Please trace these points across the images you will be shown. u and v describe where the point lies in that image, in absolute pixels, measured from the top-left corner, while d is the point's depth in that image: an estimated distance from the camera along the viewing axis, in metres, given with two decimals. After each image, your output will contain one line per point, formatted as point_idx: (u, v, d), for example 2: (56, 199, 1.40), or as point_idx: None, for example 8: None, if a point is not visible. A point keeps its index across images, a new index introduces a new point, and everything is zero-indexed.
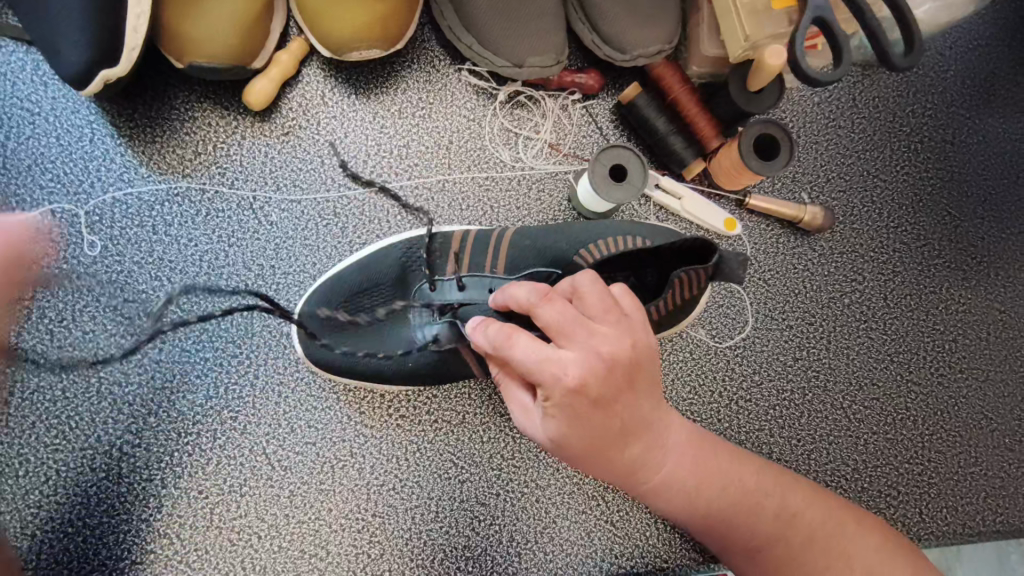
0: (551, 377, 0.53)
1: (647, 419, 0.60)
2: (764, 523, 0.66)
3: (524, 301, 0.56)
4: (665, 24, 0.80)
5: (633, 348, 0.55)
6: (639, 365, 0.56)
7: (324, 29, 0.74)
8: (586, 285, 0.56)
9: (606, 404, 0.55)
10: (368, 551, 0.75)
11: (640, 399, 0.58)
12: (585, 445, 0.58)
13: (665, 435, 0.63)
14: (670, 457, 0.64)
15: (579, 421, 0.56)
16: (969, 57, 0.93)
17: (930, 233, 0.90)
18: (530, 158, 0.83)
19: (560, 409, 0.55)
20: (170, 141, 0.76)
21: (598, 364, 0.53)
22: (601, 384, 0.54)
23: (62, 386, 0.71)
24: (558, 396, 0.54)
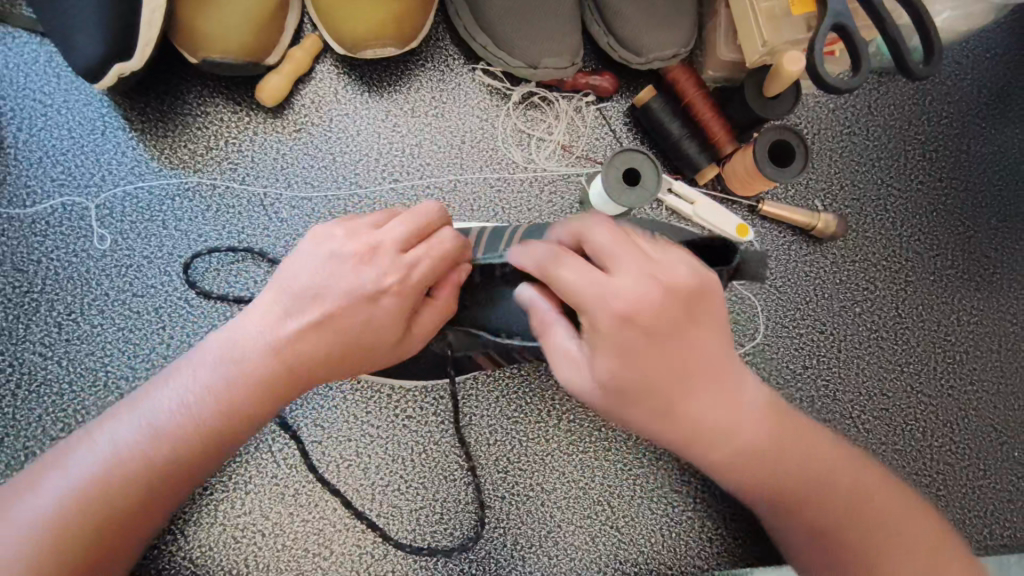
0: (601, 310, 0.48)
1: (714, 367, 0.52)
2: (832, 501, 0.56)
3: (590, 246, 0.51)
4: (682, 27, 0.79)
5: (691, 281, 0.50)
6: (697, 298, 0.50)
7: (338, 26, 0.74)
8: (614, 233, 0.51)
9: (660, 337, 0.49)
10: (373, 552, 0.74)
11: (702, 335, 0.51)
12: (639, 394, 0.50)
13: (733, 393, 0.53)
14: (740, 418, 0.53)
15: (632, 357, 0.49)
16: (986, 67, 0.92)
17: (943, 243, 0.90)
18: (542, 159, 0.83)
19: (609, 336, 0.49)
20: (182, 135, 0.76)
21: (654, 291, 0.49)
22: (659, 316, 0.49)
23: (70, 379, 0.71)
24: (612, 329, 0.48)
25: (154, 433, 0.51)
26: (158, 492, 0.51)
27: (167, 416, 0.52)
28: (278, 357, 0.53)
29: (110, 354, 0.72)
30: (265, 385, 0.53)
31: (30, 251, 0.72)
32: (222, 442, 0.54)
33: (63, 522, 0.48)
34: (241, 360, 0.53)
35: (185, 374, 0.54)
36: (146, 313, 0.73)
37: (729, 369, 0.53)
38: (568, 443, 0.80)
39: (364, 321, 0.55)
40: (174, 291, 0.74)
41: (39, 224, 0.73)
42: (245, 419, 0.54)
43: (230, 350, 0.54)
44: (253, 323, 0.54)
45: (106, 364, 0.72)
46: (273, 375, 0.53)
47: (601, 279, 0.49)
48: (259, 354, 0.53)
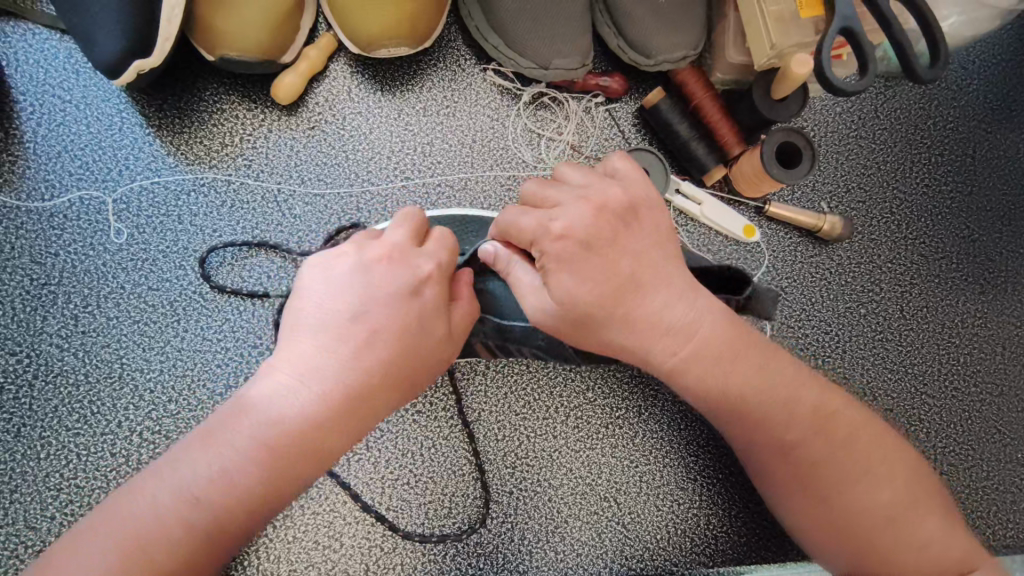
0: (551, 236, 0.56)
1: (669, 277, 0.58)
2: (800, 420, 0.59)
3: (529, 192, 0.60)
4: (691, 30, 0.80)
5: (626, 202, 0.58)
6: (631, 215, 0.58)
7: (353, 27, 0.75)
8: (585, 171, 0.60)
9: (603, 246, 0.56)
10: (381, 545, 0.75)
11: (646, 246, 0.58)
12: (597, 296, 0.56)
13: (693, 302, 0.58)
14: (700, 328, 0.58)
15: (582, 270, 0.56)
16: (991, 72, 0.93)
17: (948, 246, 0.91)
18: (552, 159, 0.84)
19: (562, 256, 0.56)
20: (198, 132, 0.77)
21: (592, 209, 0.57)
22: (603, 230, 0.57)
23: (85, 370, 0.72)
24: (562, 243, 0.56)
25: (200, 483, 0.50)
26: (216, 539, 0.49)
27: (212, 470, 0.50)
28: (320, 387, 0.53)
29: (125, 347, 0.73)
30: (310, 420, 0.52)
31: (47, 244, 0.74)
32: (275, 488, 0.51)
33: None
34: (286, 400, 0.53)
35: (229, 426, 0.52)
36: (161, 306, 0.74)
37: (685, 279, 0.58)
38: (575, 440, 0.80)
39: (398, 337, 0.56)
40: (188, 285, 0.75)
41: (57, 217, 0.74)
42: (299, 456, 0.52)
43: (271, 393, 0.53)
44: (288, 364, 0.54)
45: (122, 356, 0.73)
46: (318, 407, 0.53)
47: (544, 213, 0.57)
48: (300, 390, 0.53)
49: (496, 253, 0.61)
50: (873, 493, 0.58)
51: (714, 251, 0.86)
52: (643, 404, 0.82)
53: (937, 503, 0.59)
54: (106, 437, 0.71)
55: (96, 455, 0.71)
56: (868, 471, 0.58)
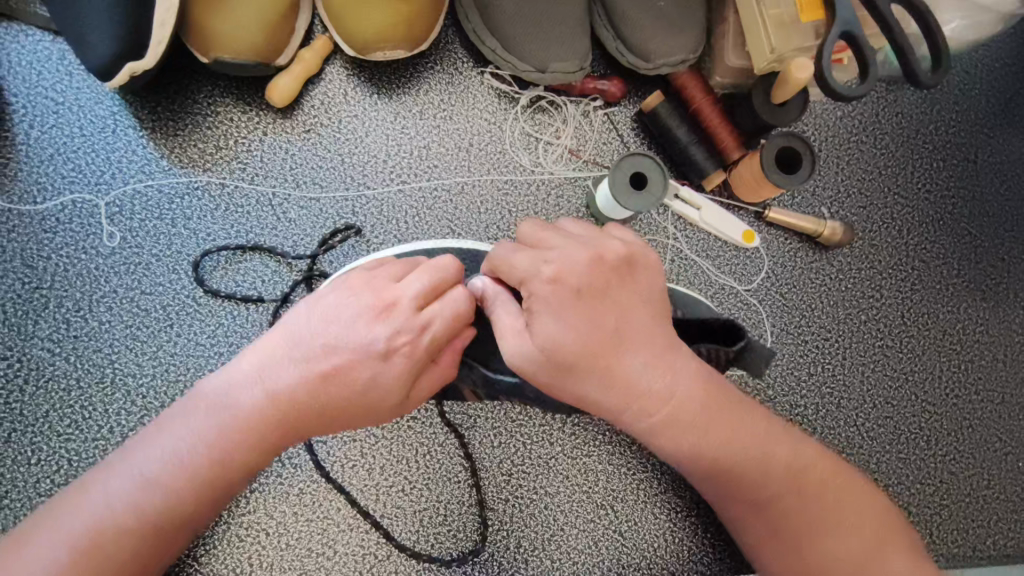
0: (540, 279, 0.56)
1: (655, 338, 0.57)
2: (776, 476, 0.59)
3: (526, 234, 0.60)
4: (691, 33, 0.80)
5: (623, 257, 0.58)
6: (622, 267, 0.58)
7: (347, 23, 0.74)
8: (586, 227, 0.61)
9: (593, 297, 0.56)
10: (375, 552, 0.74)
11: (635, 303, 0.58)
12: (580, 348, 0.55)
13: (675, 363, 0.57)
14: (680, 390, 0.57)
15: (568, 316, 0.55)
16: (994, 77, 0.93)
17: (949, 253, 0.90)
18: (550, 163, 0.83)
19: (550, 300, 0.55)
20: (192, 134, 0.76)
21: (587, 258, 0.57)
22: (594, 281, 0.56)
23: (77, 375, 0.72)
24: (551, 288, 0.55)
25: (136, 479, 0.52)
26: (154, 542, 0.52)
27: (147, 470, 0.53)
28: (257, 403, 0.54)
29: (117, 351, 0.73)
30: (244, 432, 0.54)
31: (40, 247, 0.73)
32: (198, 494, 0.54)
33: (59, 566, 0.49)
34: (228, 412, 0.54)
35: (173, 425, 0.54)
36: (154, 311, 0.74)
37: (670, 339, 0.58)
38: (572, 447, 0.79)
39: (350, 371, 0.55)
40: (182, 289, 0.74)
41: (49, 220, 0.73)
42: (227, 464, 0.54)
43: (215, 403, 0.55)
44: (246, 370, 0.55)
45: (114, 361, 0.72)
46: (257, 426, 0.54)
47: (539, 256, 0.57)
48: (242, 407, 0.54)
49: (485, 288, 0.60)
50: (849, 549, 0.58)
51: (714, 256, 0.85)
52: None
53: (915, 554, 0.58)
54: (97, 442, 0.70)
55: (88, 461, 0.70)
56: (847, 533, 0.58)
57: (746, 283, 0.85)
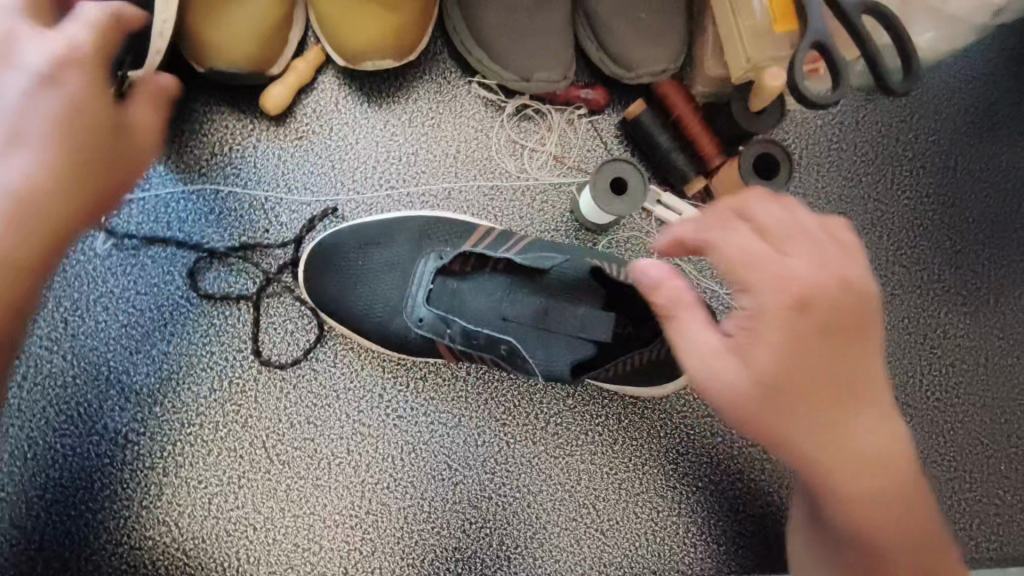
0: (762, 284, 0.55)
1: (800, 369, 0.55)
2: (897, 537, 0.59)
3: (686, 228, 0.59)
4: (670, 44, 0.82)
5: (842, 276, 0.56)
6: (804, 301, 0.55)
7: (334, 22, 0.76)
8: (775, 221, 0.57)
9: (803, 333, 0.55)
10: (360, 548, 0.76)
11: (815, 341, 0.55)
12: (758, 388, 0.55)
13: (847, 424, 0.57)
14: (879, 434, 0.58)
15: (786, 351, 0.55)
16: (973, 87, 0.95)
17: (929, 258, 0.91)
18: (534, 169, 0.85)
19: (766, 305, 0.55)
20: (188, 141, 0.79)
21: (790, 293, 0.55)
22: (824, 295, 0.55)
23: (73, 372, 0.74)
24: (780, 297, 0.55)
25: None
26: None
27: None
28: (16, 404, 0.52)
29: (112, 349, 0.75)
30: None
31: None
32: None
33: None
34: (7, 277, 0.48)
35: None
36: (148, 311, 0.76)
37: (868, 390, 0.58)
38: (555, 446, 0.81)
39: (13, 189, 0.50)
40: (175, 289, 0.77)
41: None
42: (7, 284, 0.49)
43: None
44: None
45: (109, 359, 0.75)
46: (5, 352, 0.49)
47: (765, 253, 0.56)
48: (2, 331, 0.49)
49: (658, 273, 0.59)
50: None
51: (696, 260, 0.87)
52: (622, 411, 0.83)
53: None
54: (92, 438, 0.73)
55: (84, 456, 0.73)
56: None
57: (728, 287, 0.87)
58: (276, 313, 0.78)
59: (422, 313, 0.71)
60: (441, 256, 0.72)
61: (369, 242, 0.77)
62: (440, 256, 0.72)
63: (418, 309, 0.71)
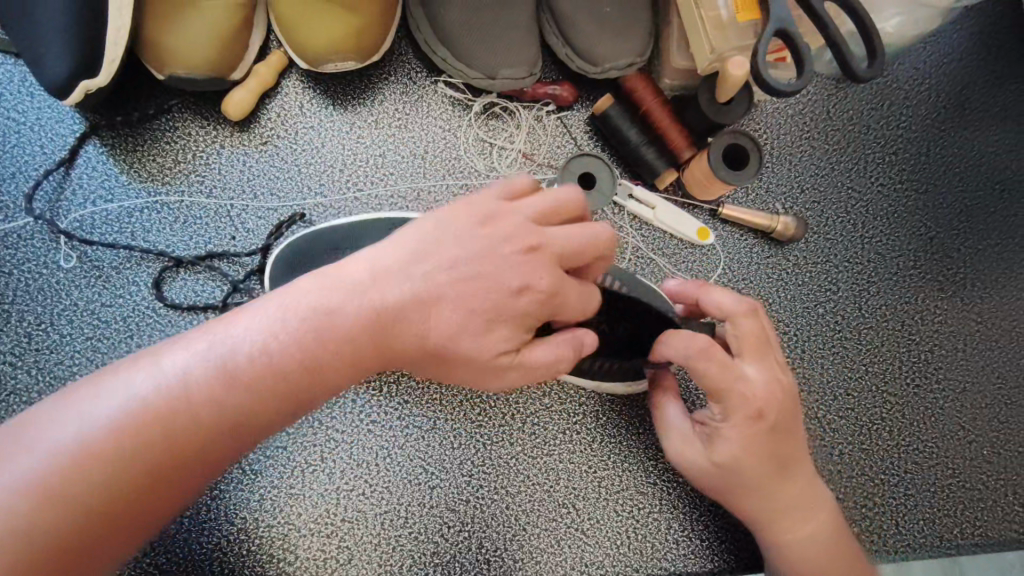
0: (742, 339, 0.65)
1: (762, 462, 0.64)
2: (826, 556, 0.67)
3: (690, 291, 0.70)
4: (635, 37, 0.82)
5: (787, 381, 0.66)
6: (769, 358, 0.65)
7: (295, 24, 0.76)
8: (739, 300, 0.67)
9: (772, 383, 0.64)
10: (337, 557, 0.75)
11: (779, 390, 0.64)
12: (741, 424, 0.63)
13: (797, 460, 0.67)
14: (813, 494, 0.68)
15: (765, 397, 0.63)
16: (943, 72, 0.94)
17: (905, 244, 0.91)
18: (504, 167, 0.85)
19: (733, 412, 0.63)
20: (151, 150, 0.78)
21: (762, 352, 0.65)
22: (771, 403, 0.63)
23: (38, 387, 0.73)
24: (749, 410, 0.63)
25: (343, 316, 0.51)
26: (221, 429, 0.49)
27: (307, 330, 0.50)
28: (80, 482, 0.44)
29: (78, 363, 0.74)
30: (209, 408, 0.48)
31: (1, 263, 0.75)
32: (254, 412, 0.50)
33: (316, 333, 0.50)
34: (271, 345, 0.50)
35: (72, 407, 0.47)
36: (114, 323, 0.75)
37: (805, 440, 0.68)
38: (532, 446, 0.80)
39: (288, 365, 0.50)
40: (141, 300, 0.76)
41: (11, 238, 0.75)
42: (294, 394, 0.51)
43: (192, 350, 0.49)
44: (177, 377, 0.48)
45: (74, 373, 0.74)
46: (169, 439, 0.47)
47: (747, 318, 0.65)
48: (177, 383, 0.48)
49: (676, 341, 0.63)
50: None
51: (670, 254, 0.86)
52: (600, 409, 0.82)
53: None
54: None
55: None
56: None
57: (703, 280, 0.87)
58: None
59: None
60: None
61: (342, 241, 0.75)
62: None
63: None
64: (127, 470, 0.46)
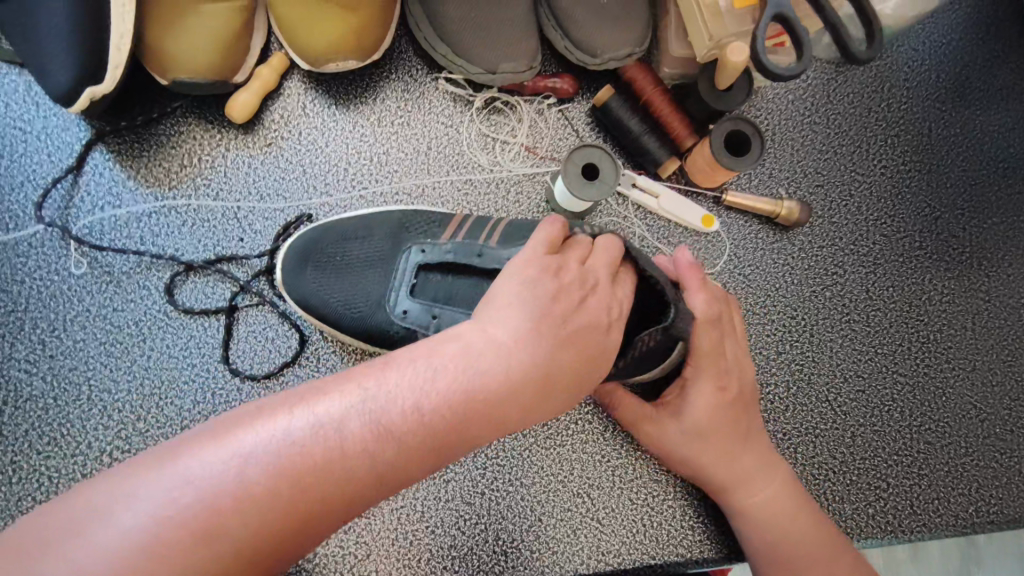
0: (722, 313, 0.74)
1: (725, 434, 0.72)
2: (796, 518, 0.71)
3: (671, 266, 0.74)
4: (634, 27, 0.82)
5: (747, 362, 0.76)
6: (736, 335, 0.75)
7: (296, 26, 0.76)
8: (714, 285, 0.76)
9: (739, 356, 0.74)
10: (355, 552, 0.75)
11: (741, 361, 0.75)
12: (721, 382, 0.72)
13: (757, 427, 0.75)
14: (777, 462, 0.74)
15: (733, 363, 0.73)
16: (943, 52, 0.95)
17: (910, 225, 0.91)
18: (507, 161, 0.85)
19: (709, 380, 0.71)
20: (157, 155, 0.79)
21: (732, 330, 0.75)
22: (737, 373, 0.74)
23: (54, 394, 0.73)
24: (719, 379, 0.71)
25: (442, 386, 0.46)
26: (303, 508, 0.42)
27: (407, 407, 0.45)
28: (159, 566, 0.38)
29: (93, 368, 0.75)
30: (305, 493, 0.42)
31: (13, 271, 0.75)
32: (345, 503, 0.43)
33: (417, 409, 0.45)
34: (377, 424, 0.44)
35: (146, 482, 0.40)
36: (127, 327, 0.76)
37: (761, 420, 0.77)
38: (545, 437, 0.81)
39: (371, 429, 0.44)
40: (153, 304, 0.77)
41: (22, 246, 0.76)
42: (391, 483, 0.45)
43: (283, 423, 0.43)
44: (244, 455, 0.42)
45: (89, 378, 0.74)
46: (265, 516, 0.41)
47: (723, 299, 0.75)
48: (268, 460, 0.42)
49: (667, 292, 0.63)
50: None
51: (675, 242, 0.87)
52: None
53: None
54: (76, 458, 0.72)
55: (69, 477, 0.72)
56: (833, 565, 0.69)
57: (709, 267, 0.87)
58: (256, 322, 0.77)
59: (406, 306, 0.67)
60: (425, 250, 0.69)
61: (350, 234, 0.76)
62: (424, 250, 0.70)
63: (401, 303, 0.68)
64: (206, 559, 0.39)
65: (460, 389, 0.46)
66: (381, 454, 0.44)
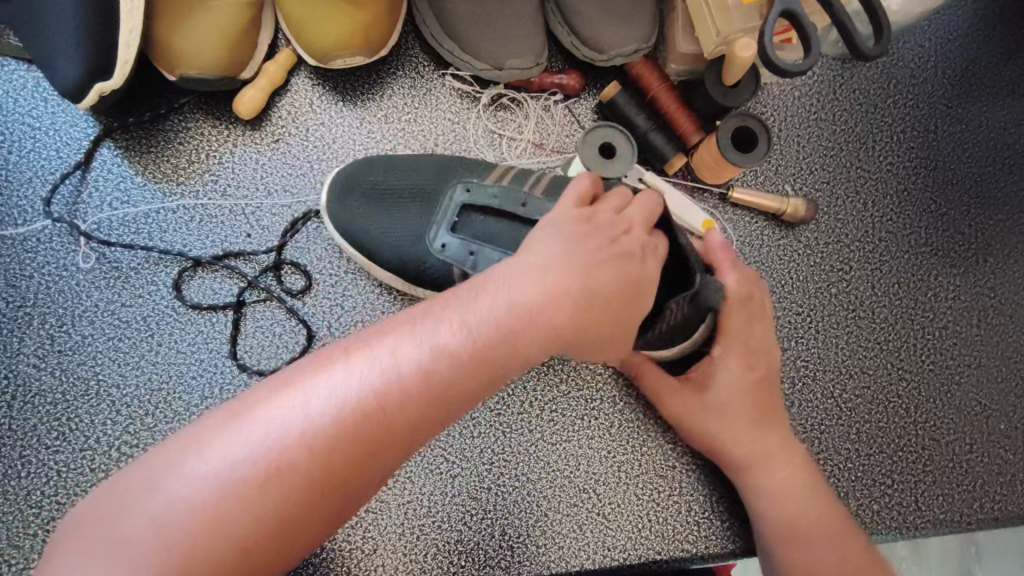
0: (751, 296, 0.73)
1: (745, 414, 0.73)
2: (806, 498, 0.72)
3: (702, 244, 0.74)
4: (641, 24, 0.82)
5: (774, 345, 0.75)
6: (765, 319, 0.74)
7: (303, 22, 0.76)
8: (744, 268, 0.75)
9: (765, 341, 0.74)
10: (362, 547, 0.76)
11: (768, 346, 0.74)
12: (741, 365, 0.72)
13: (781, 411, 0.75)
14: (795, 444, 0.74)
15: (756, 347, 0.73)
16: (949, 49, 0.94)
17: (916, 222, 0.91)
18: (513, 157, 0.85)
19: (737, 358, 0.73)
20: (165, 151, 0.79)
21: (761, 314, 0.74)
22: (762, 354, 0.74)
23: (62, 388, 0.74)
24: (747, 357, 0.73)
25: (480, 331, 0.47)
26: (354, 458, 0.44)
27: (442, 353, 0.46)
28: (216, 525, 0.41)
29: (101, 363, 0.75)
30: (353, 445, 0.44)
31: (22, 267, 0.76)
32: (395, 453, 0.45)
33: (454, 356, 0.46)
34: (416, 371, 0.45)
35: (202, 448, 0.43)
36: (134, 322, 0.76)
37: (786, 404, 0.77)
38: (551, 432, 0.81)
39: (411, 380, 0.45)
40: (161, 299, 0.77)
41: (30, 241, 0.76)
42: (436, 425, 0.47)
43: (325, 382, 0.44)
44: (291, 414, 0.43)
45: (97, 373, 0.75)
46: (316, 469, 0.43)
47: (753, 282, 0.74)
48: (313, 418, 0.43)
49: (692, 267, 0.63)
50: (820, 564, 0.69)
51: None
52: (617, 394, 0.82)
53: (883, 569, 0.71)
54: (84, 453, 0.72)
55: (77, 472, 0.72)
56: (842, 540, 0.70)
57: None
58: (263, 317, 0.78)
59: (446, 240, 0.70)
60: (470, 189, 0.71)
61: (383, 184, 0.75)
62: (468, 189, 0.71)
63: (441, 236, 0.70)
64: (267, 510, 0.42)
65: (490, 341, 0.47)
66: (422, 403, 0.45)
